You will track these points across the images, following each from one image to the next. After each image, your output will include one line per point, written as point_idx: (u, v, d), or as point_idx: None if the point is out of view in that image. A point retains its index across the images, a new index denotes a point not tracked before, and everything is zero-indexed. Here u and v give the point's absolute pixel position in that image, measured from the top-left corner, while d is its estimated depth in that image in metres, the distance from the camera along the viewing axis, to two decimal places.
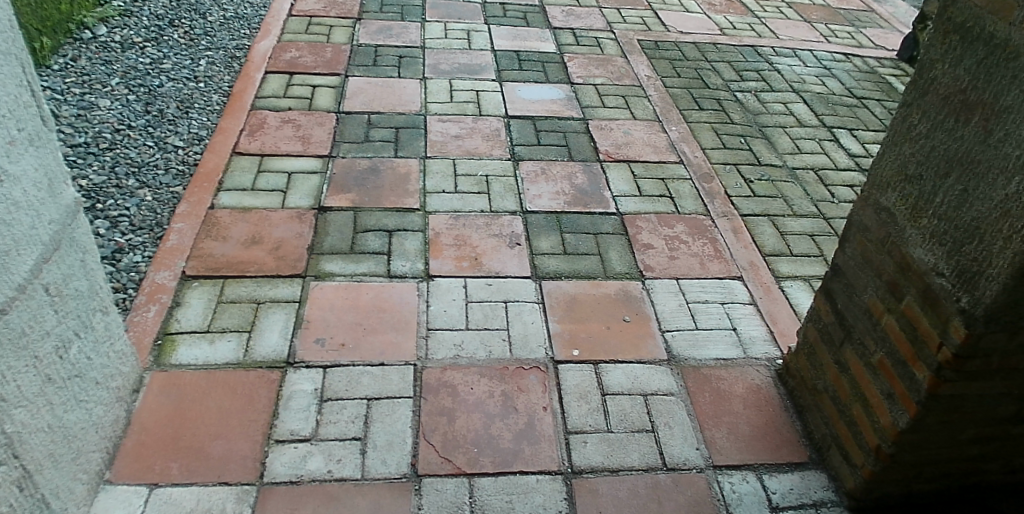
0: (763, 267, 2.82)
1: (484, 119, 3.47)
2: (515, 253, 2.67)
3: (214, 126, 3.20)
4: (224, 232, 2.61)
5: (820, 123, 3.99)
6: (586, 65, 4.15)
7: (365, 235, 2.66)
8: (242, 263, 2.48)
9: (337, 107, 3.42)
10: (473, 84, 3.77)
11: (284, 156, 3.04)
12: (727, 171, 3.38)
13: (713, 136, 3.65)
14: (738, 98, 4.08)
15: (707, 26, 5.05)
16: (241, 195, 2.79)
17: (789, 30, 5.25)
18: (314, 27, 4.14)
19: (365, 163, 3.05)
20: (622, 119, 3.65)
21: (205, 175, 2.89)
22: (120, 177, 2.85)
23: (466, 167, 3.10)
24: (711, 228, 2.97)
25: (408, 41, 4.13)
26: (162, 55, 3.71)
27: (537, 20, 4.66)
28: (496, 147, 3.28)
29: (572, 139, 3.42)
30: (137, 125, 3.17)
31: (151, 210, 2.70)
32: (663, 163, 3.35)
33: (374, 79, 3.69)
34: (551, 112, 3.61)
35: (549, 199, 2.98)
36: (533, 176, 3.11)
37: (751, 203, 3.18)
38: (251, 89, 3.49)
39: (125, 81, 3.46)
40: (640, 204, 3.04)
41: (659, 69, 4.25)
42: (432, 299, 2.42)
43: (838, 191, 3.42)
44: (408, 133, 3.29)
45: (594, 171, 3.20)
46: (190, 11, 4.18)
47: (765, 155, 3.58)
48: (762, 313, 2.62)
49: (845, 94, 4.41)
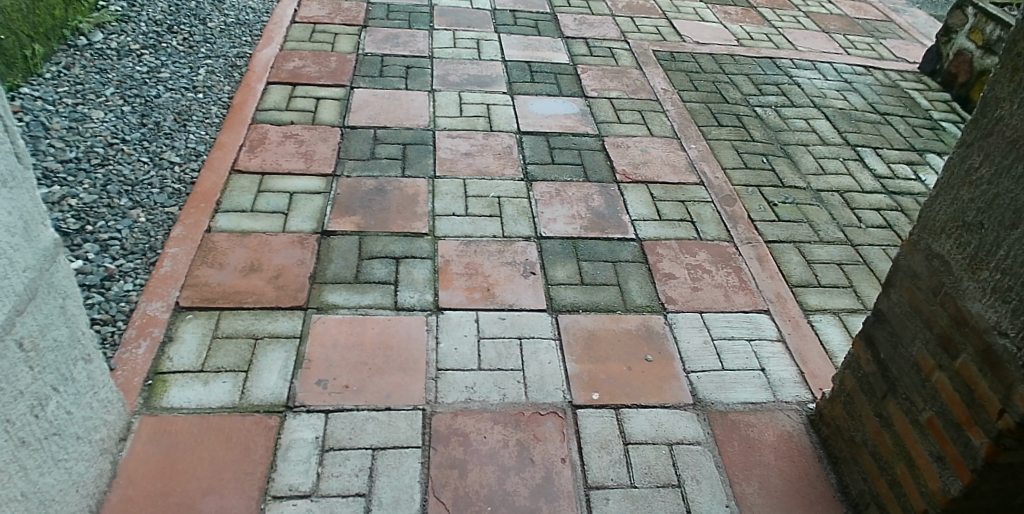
0: (791, 300, 2.67)
1: (496, 135, 3.32)
2: (529, 283, 2.51)
3: (212, 141, 3.05)
4: (221, 258, 2.45)
5: (843, 141, 3.84)
6: (600, 77, 3.99)
7: (371, 262, 2.50)
8: (239, 293, 2.33)
9: (341, 121, 3.26)
10: (483, 97, 3.61)
11: (286, 174, 2.88)
12: (750, 194, 3.22)
13: (734, 155, 3.50)
14: (758, 113, 3.93)
15: (724, 36, 4.89)
16: (239, 218, 2.63)
17: (808, 42, 5.09)
18: (318, 35, 3.98)
19: (370, 182, 2.90)
20: (639, 135, 3.50)
21: (202, 194, 2.74)
22: (112, 196, 2.70)
23: (477, 188, 2.95)
24: (736, 256, 2.82)
25: (416, 50, 3.97)
26: (159, 63, 3.56)
27: (549, 29, 4.50)
28: (508, 165, 3.13)
29: (588, 157, 3.26)
30: (132, 139, 3.02)
31: (144, 233, 2.55)
32: (683, 184, 3.20)
33: (380, 91, 3.54)
34: (565, 128, 3.46)
35: (564, 224, 2.83)
36: (548, 198, 2.95)
37: (776, 229, 3.03)
38: (251, 101, 3.33)
39: (120, 91, 3.31)
40: (660, 230, 2.88)
41: (676, 82, 4.09)
42: (441, 336, 2.26)
43: (865, 215, 3.27)
44: (416, 150, 3.14)
45: (611, 192, 3.05)
46: (190, 16, 4.02)
47: (788, 176, 3.43)
48: (791, 350, 2.46)
49: (868, 109, 4.26)
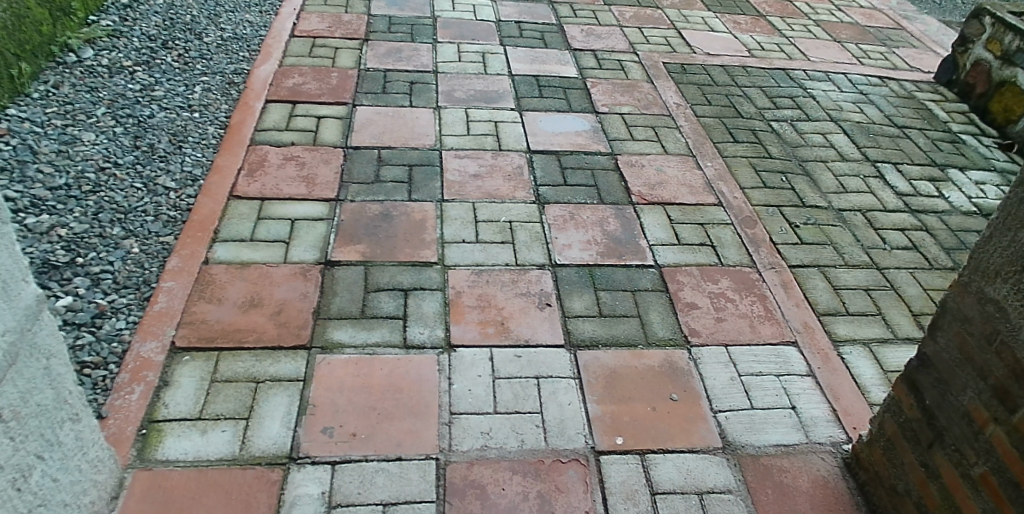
0: (819, 330, 2.53)
1: (505, 154, 3.19)
2: (545, 316, 2.38)
3: (209, 164, 2.92)
4: (220, 292, 2.32)
5: (863, 157, 3.72)
6: (610, 91, 3.87)
7: (379, 295, 2.37)
8: (239, 332, 2.19)
9: (344, 142, 3.13)
10: (491, 114, 3.49)
11: (287, 200, 2.75)
12: (771, 214, 3.10)
13: (751, 173, 3.37)
14: (774, 128, 3.81)
15: (734, 47, 4.77)
16: (238, 248, 2.50)
17: (820, 52, 4.97)
18: (318, 50, 3.86)
19: (376, 207, 2.77)
20: (653, 154, 3.37)
21: (200, 222, 2.61)
22: (104, 225, 2.57)
23: (488, 212, 2.82)
24: (759, 284, 2.69)
25: (420, 65, 3.85)
26: (153, 81, 3.43)
27: (556, 41, 4.38)
28: (519, 188, 3.00)
29: (601, 178, 3.14)
30: (125, 163, 2.88)
31: (138, 265, 2.42)
32: (701, 205, 3.07)
33: (383, 109, 3.41)
34: (576, 146, 3.33)
35: (579, 250, 2.70)
36: (561, 222, 2.82)
37: (799, 252, 2.90)
38: (250, 120, 3.21)
39: (112, 110, 3.18)
40: (679, 255, 2.76)
41: (688, 96, 3.97)
42: (454, 376, 2.13)
43: (889, 236, 3.14)
44: (423, 171, 3.01)
45: (627, 215, 2.92)
46: (185, 30, 3.89)
47: (809, 195, 3.31)
48: (821, 386, 2.32)
49: (885, 123, 4.14)
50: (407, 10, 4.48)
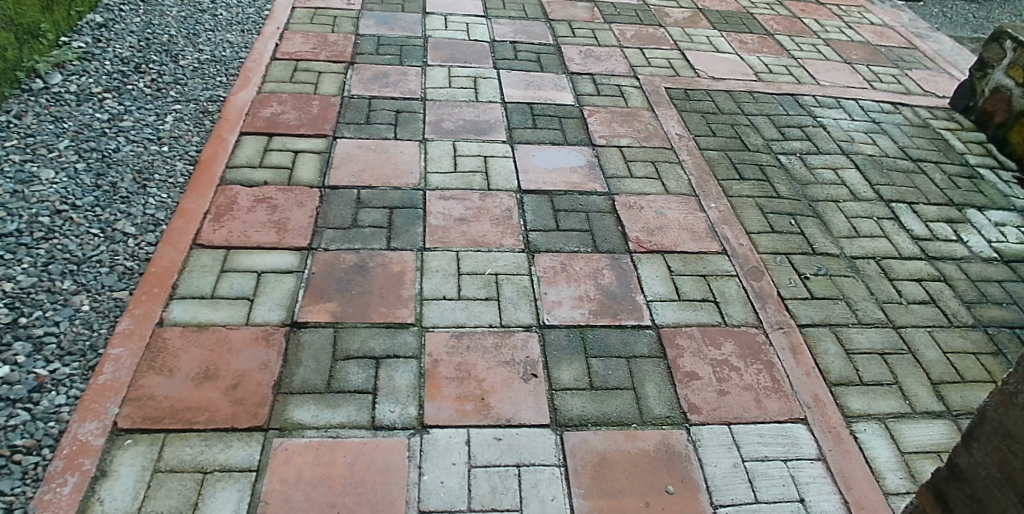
0: (830, 404, 2.34)
1: (493, 195, 2.97)
2: (530, 390, 2.18)
3: (174, 206, 2.70)
4: (172, 362, 2.11)
5: (875, 195, 3.51)
6: (608, 121, 3.64)
7: (347, 364, 2.16)
8: (190, 410, 1.99)
9: (321, 180, 2.92)
10: (480, 148, 3.27)
11: (254, 249, 2.54)
12: (778, 264, 2.90)
13: (758, 216, 3.16)
14: (782, 163, 3.60)
15: (741, 70, 4.54)
16: (197, 307, 2.29)
17: (830, 75, 4.75)
18: (300, 74, 3.64)
19: (351, 257, 2.56)
20: (653, 193, 3.15)
21: (158, 274, 2.40)
22: (54, 278, 2.36)
23: (472, 262, 2.60)
24: (766, 348, 2.50)
25: (407, 91, 3.63)
26: (122, 109, 3.21)
27: (552, 63, 4.16)
28: (507, 233, 2.78)
29: (596, 222, 2.92)
30: (83, 204, 2.67)
31: (86, 327, 2.21)
32: (702, 252, 2.86)
33: (365, 141, 3.19)
34: (570, 185, 3.11)
35: (570, 308, 2.48)
36: (552, 275, 2.61)
37: (810, 309, 2.72)
38: (222, 155, 3.00)
39: (75, 144, 2.97)
40: (679, 314, 2.55)
41: (691, 126, 3.75)
42: (425, 465, 1.92)
43: (905, 288, 2.95)
44: (404, 214, 2.79)
45: (623, 266, 2.71)
46: (160, 52, 3.67)
47: (819, 241, 3.11)
48: (832, 472, 2.11)
49: (900, 155, 3.92)
50: (396, 29, 4.26)
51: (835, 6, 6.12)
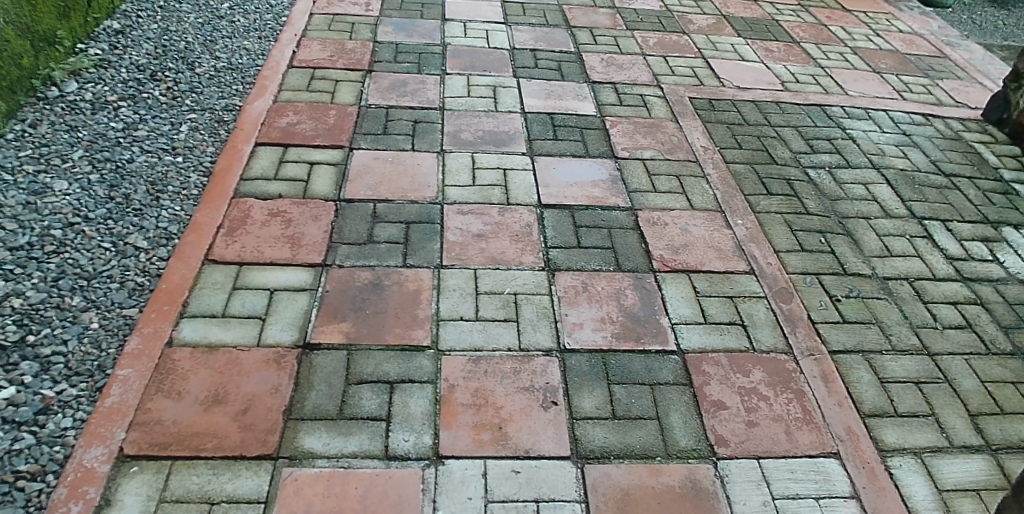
0: (864, 437, 2.24)
1: (513, 210, 2.88)
2: (549, 419, 2.09)
3: (187, 220, 2.65)
4: (180, 385, 2.05)
5: (908, 212, 3.38)
6: (631, 132, 3.54)
7: (360, 389, 2.09)
8: (198, 436, 1.92)
9: (336, 193, 2.85)
10: (499, 160, 3.18)
11: (268, 265, 2.48)
12: (808, 285, 2.79)
13: (787, 233, 3.05)
14: (811, 178, 3.48)
15: (767, 79, 4.42)
16: (208, 326, 2.23)
17: (859, 85, 4.61)
18: (317, 83, 3.58)
19: (366, 275, 2.48)
20: (677, 209, 3.05)
21: (168, 291, 2.34)
22: (63, 294, 2.30)
23: (490, 281, 2.52)
24: (796, 376, 2.40)
25: (425, 100, 3.55)
26: (137, 118, 3.17)
27: (573, 72, 4.07)
28: (527, 250, 2.69)
29: (619, 238, 2.82)
30: (95, 217, 2.62)
31: (95, 346, 2.15)
32: (729, 272, 2.75)
33: (382, 152, 3.12)
34: (592, 199, 3.02)
35: (592, 331, 2.39)
36: (573, 295, 2.52)
37: (841, 334, 2.61)
38: (236, 166, 2.94)
39: (89, 154, 2.92)
40: (705, 339, 2.45)
41: (717, 138, 3.64)
42: (440, 499, 1.83)
43: (941, 312, 2.83)
44: (421, 230, 2.71)
45: (647, 286, 2.61)
46: (177, 59, 3.63)
47: (850, 260, 2.99)
48: (867, 511, 2.01)
49: (932, 170, 3.79)
50: (415, 36, 4.19)
51: (862, 13, 5.98)
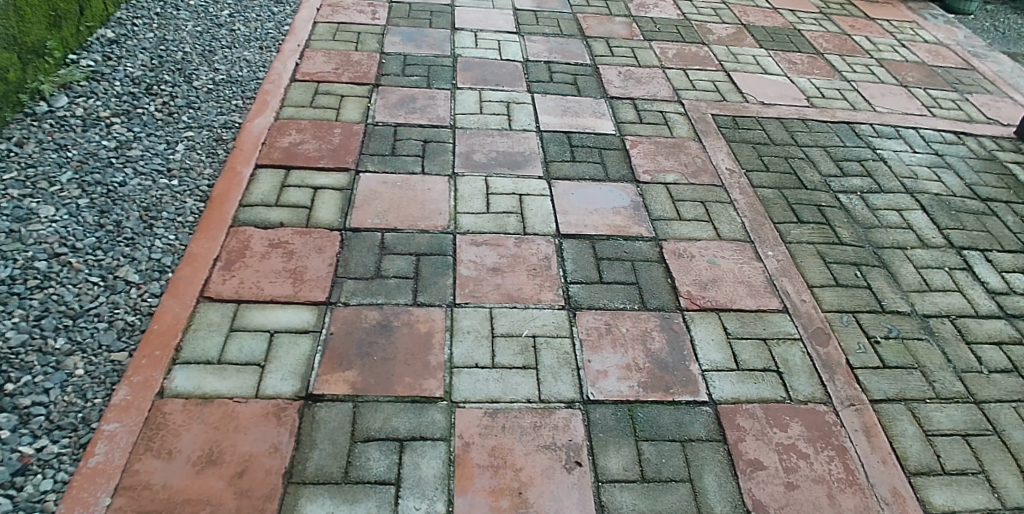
0: (912, 500, 2.06)
1: (530, 240, 2.71)
2: (573, 481, 1.91)
3: (182, 250, 2.48)
4: (171, 442, 1.88)
5: (945, 241, 3.20)
6: (652, 153, 3.37)
7: (367, 448, 1.92)
8: (190, 503, 1.75)
9: (342, 222, 2.67)
10: (514, 184, 3.01)
11: (268, 304, 2.30)
12: (845, 325, 2.61)
13: (820, 266, 2.87)
14: (842, 203, 3.30)
15: (791, 94, 4.23)
16: (203, 375, 2.06)
17: (887, 100, 4.42)
18: (321, 98, 3.41)
19: (374, 314, 2.31)
20: (704, 239, 2.87)
21: (160, 334, 2.17)
22: (46, 335, 2.13)
23: (507, 322, 2.34)
24: (837, 430, 2.22)
25: (435, 117, 3.38)
26: (131, 135, 3.00)
27: (590, 86, 3.89)
28: (545, 286, 2.51)
29: (643, 273, 2.65)
30: (84, 246, 2.45)
31: (79, 395, 1.98)
32: (761, 311, 2.57)
33: (391, 176, 2.94)
34: (613, 228, 2.84)
35: (617, 379, 2.22)
36: (596, 338, 2.34)
37: (882, 381, 2.43)
38: (235, 191, 2.76)
39: (79, 176, 2.75)
40: (739, 387, 2.27)
41: (742, 159, 3.46)
42: None
43: (985, 354, 2.64)
44: (432, 262, 2.54)
45: (674, 327, 2.43)
46: (174, 71, 3.45)
47: (888, 296, 2.81)
48: None
49: (967, 194, 3.60)
50: (424, 47, 4.01)
51: (885, 22, 5.78)
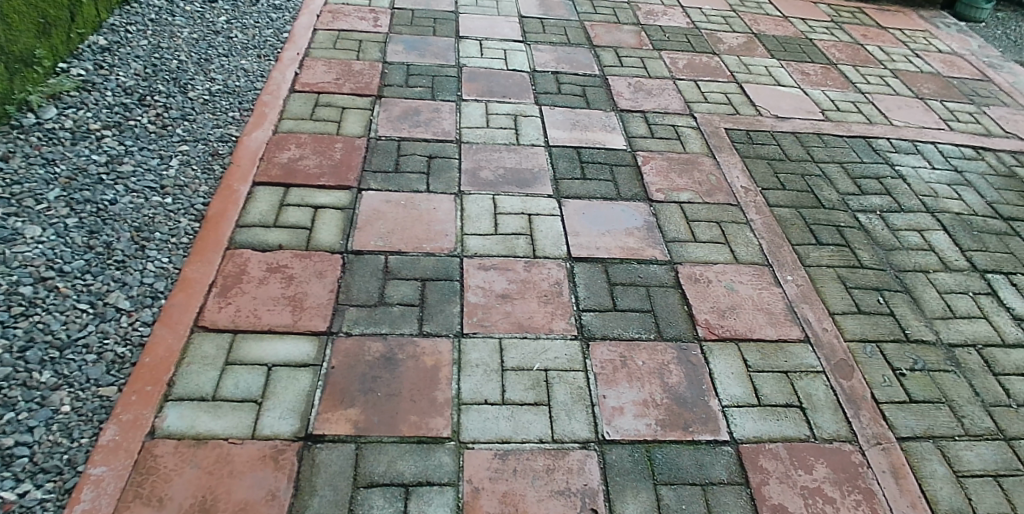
0: None
1: (540, 265, 2.59)
2: None
3: (175, 275, 2.36)
4: (161, 488, 1.77)
5: (968, 264, 3.08)
6: (664, 170, 3.25)
7: (370, 495, 1.80)
8: None
9: (343, 244, 2.56)
10: (523, 203, 2.89)
11: (265, 334, 2.19)
12: (869, 356, 2.50)
13: (841, 291, 2.76)
14: (861, 223, 3.19)
15: (806, 107, 4.12)
16: (196, 413, 1.95)
17: (902, 113, 4.31)
18: (322, 111, 3.29)
19: (377, 346, 2.19)
20: (720, 262, 2.76)
21: (152, 367, 2.05)
22: (30, 368, 2.00)
23: (518, 354, 2.23)
24: (864, 471, 2.10)
25: (440, 131, 3.26)
26: (122, 150, 2.88)
27: (600, 98, 3.77)
28: (557, 314, 2.40)
29: (659, 299, 2.54)
30: (72, 270, 2.33)
31: (64, 435, 1.86)
32: (782, 341, 2.46)
33: (394, 194, 2.83)
34: (626, 251, 2.73)
35: (633, 417, 2.10)
36: (611, 371, 2.23)
37: (910, 417, 2.31)
38: (232, 211, 2.64)
39: (68, 193, 2.63)
40: (761, 425, 2.16)
41: (757, 176, 3.35)
42: None
43: (1015, 387, 2.50)
44: (438, 289, 2.42)
45: (691, 359, 2.32)
46: (168, 80, 3.34)
47: (913, 323, 2.69)
48: None
49: (989, 213, 3.48)
50: (428, 56, 3.90)
51: (896, 31, 5.68)
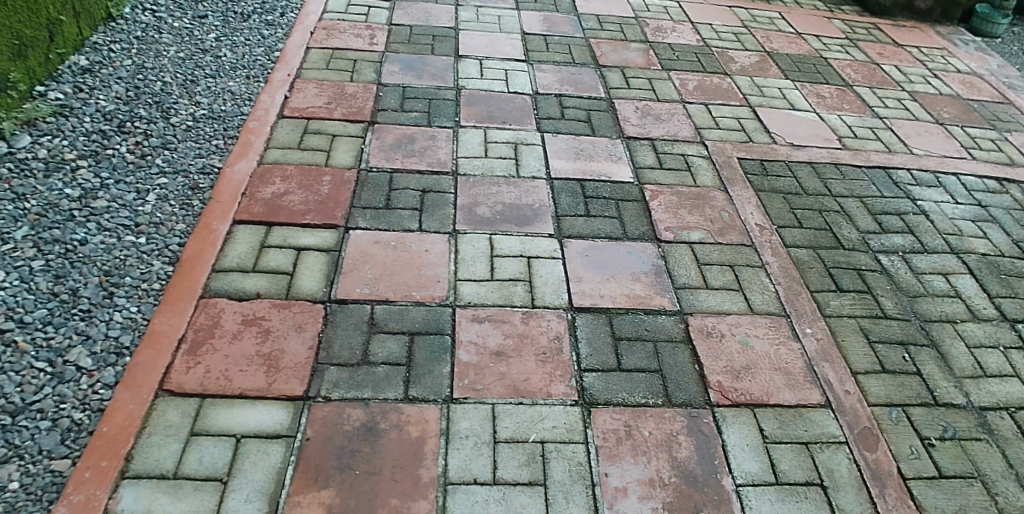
0: None
1: (539, 316, 2.40)
2: None
3: (143, 328, 2.17)
4: None
5: (998, 312, 2.87)
6: (674, 206, 3.05)
7: None
8: None
9: (326, 292, 2.37)
10: (522, 244, 2.70)
11: (236, 399, 2.00)
12: (894, 422, 2.30)
13: (864, 346, 2.56)
14: (883, 266, 2.99)
15: (822, 134, 3.91)
16: (155, 493, 1.76)
17: (923, 140, 4.10)
18: (310, 138, 3.10)
19: (358, 414, 2.00)
20: (734, 313, 2.56)
21: (110, 438, 1.86)
22: None
23: (512, 424, 2.03)
24: None
25: (436, 162, 3.07)
26: (97, 182, 2.69)
27: (605, 124, 3.58)
28: (557, 376, 2.20)
29: (667, 357, 2.34)
30: (32, 320, 2.14)
31: None
32: (801, 407, 2.26)
33: (384, 234, 2.64)
34: (632, 300, 2.53)
35: (638, 498, 1.91)
36: (614, 443, 2.04)
37: (940, 495, 2.11)
38: (209, 253, 2.45)
39: (35, 231, 2.44)
40: (779, 507, 1.96)
41: (773, 212, 3.15)
42: None
43: None
44: (427, 345, 2.23)
45: (702, 428, 2.13)
46: (151, 104, 3.15)
47: (941, 383, 2.49)
48: None
49: (1018, 253, 3.27)
50: (425, 77, 3.71)
51: (914, 49, 5.47)
